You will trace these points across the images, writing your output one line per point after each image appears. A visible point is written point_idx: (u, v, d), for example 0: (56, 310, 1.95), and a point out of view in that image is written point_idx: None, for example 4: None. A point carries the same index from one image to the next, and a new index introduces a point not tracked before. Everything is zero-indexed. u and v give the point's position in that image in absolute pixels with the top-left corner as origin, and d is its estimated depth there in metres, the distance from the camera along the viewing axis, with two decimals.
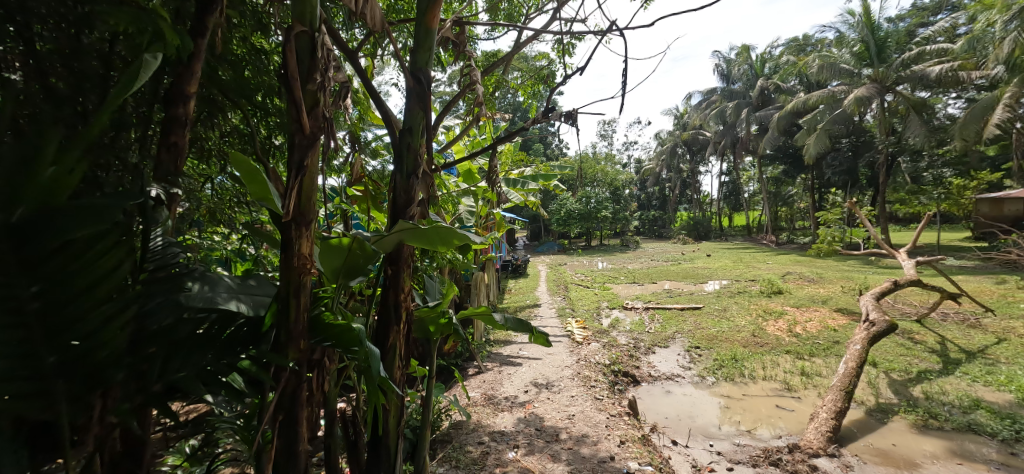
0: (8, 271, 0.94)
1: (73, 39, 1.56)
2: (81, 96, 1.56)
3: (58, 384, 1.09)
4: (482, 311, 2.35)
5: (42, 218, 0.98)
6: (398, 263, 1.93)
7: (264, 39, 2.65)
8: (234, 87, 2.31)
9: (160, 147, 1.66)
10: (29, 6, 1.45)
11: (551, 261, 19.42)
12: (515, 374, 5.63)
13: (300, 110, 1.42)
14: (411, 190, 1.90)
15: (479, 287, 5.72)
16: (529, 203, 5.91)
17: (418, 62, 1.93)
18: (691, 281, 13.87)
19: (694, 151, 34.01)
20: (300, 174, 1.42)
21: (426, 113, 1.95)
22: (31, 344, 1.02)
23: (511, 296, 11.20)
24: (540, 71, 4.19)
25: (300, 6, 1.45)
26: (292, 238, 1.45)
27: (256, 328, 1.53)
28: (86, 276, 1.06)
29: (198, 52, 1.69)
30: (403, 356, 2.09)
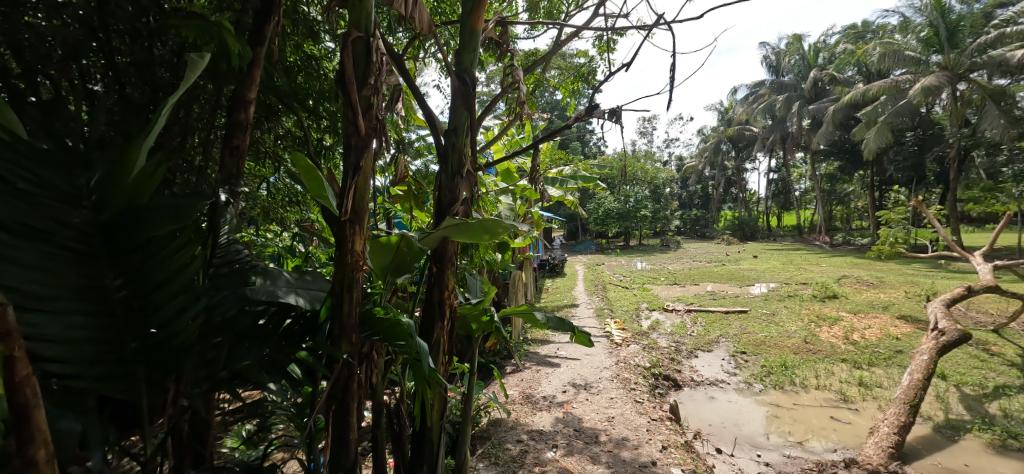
0: (99, 263, 1.09)
1: (146, 52, 1.72)
2: (153, 104, 1.74)
3: (139, 368, 1.20)
4: (524, 309, 2.36)
5: (128, 218, 1.10)
6: (443, 261, 1.98)
7: (315, 45, 2.77)
8: (287, 92, 2.43)
9: (224, 150, 1.76)
10: (109, 24, 1.62)
11: (589, 261, 19.19)
12: (553, 373, 5.61)
13: (356, 112, 1.48)
14: (455, 189, 1.95)
15: (517, 286, 5.73)
16: (568, 202, 5.86)
17: (463, 62, 1.97)
18: (736, 284, 13.32)
19: (740, 148, 32.59)
20: (356, 173, 1.49)
21: (471, 113, 1.98)
22: (116, 330, 1.15)
23: (549, 295, 11.16)
24: (580, 68, 4.14)
25: (357, 11, 1.50)
26: (347, 235, 1.51)
27: (313, 319, 1.62)
28: (162, 270, 1.18)
29: (258, 60, 1.77)
30: (447, 352, 2.14)
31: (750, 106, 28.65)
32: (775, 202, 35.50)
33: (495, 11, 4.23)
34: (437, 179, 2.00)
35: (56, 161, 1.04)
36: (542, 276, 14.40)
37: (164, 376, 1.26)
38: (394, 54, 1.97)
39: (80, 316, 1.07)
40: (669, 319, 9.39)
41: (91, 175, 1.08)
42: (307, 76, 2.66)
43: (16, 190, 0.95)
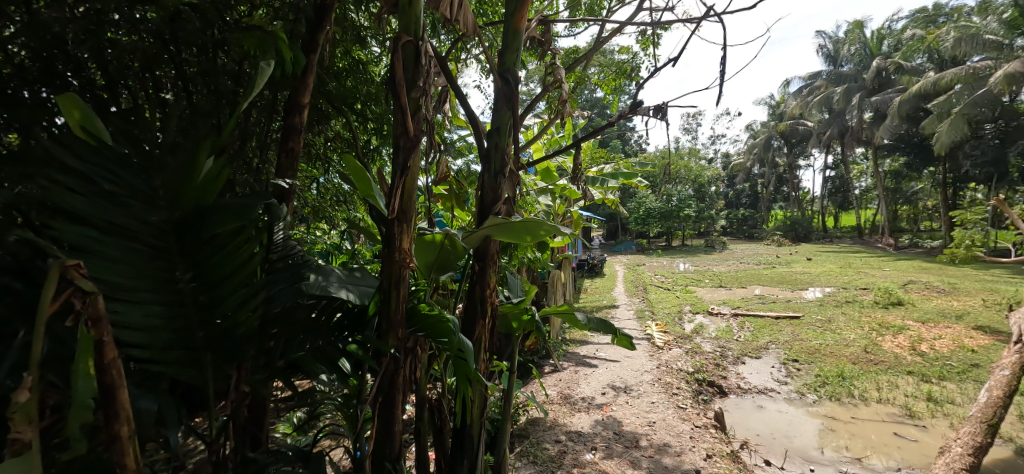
0: (172, 258, 1.19)
1: (210, 62, 1.89)
2: (217, 111, 1.91)
3: (206, 355, 1.30)
4: (564, 309, 2.34)
5: (197, 216, 1.19)
6: (485, 259, 2.00)
7: (363, 50, 2.87)
8: (337, 97, 2.54)
9: (281, 152, 1.86)
10: (180, 38, 1.79)
11: (629, 261, 18.82)
12: (592, 375, 5.54)
13: (405, 114, 1.52)
14: (498, 189, 1.97)
15: (556, 285, 5.71)
16: (609, 201, 5.77)
17: (506, 62, 1.98)
18: (788, 288, 12.64)
19: (794, 144, 30.86)
20: (404, 173, 1.53)
21: (514, 113, 1.99)
22: (187, 319, 1.25)
23: (588, 295, 11.03)
24: (623, 65, 4.06)
25: (406, 15, 1.54)
26: (394, 233, 1.56)
27: (362, 312, 1.68)
28: (227, 265, 1.27)
29: (311, 66, 1.86)
30: (488, 350, 2.16)
31: (804, 100, 27.07)
32: (832, 202, 33.38)
33: (536, 10, 4.23)
34: (480, 179, 2.03)
35: (137, 162, 1.14)
36: (581, 276, 14.26)
37: (228, 363, 1.36)
38: (441, 56, 2.01)
39: (156, 305, 1.18)
40: (714, 323, 9.05)
41: (162, 177, 1.16)
42: (355, 80, 2.77)
43: (99, 191, 1.07)
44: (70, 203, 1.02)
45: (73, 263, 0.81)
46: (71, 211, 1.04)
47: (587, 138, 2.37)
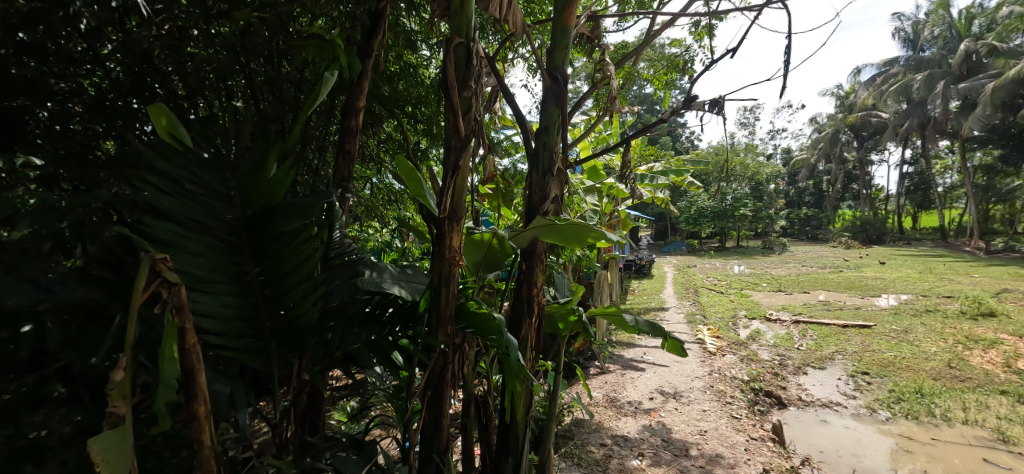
0: (244, 252, 1.31)
1: (275, 71, 2.04)
2: (280, 116, 2.05)
3: (272, 343, 1.39)
4: (612, 310, 2.30)
5: (265, 214, 1.30)
6: (532, 259, 2.00)
7: (414, 54, 2.96)
8: (390, 99, 2.63)
9: (338, 154, 1.96)
10: (250, 48, 1.92)
11: (679, 262, 18.17)
12: (640, 378, 5.41)
13: (457, 115, 1.56)
14: (546, 188, 1.97)
15: (602, 286, 5.62)
16: (659, 200, 5.59)
17: (555, 61, 1.97)
18: (857, 294, 11.71)
19: (865, 138, 28.50)
20: (455, 174, 1.57)
21: (562, 111, 1.98)
22: (256, 309, 1.35)
23: (635, 297, 10.76)
24: (675, 59, 3.92)
25: (458, 18, 1.56)
26: (445, 231, 1.59)
27: (413, 308, 1.74)
28: (290, 260, 1.37)
29: (366, 71, 1.94)
30: (534, 349, 2.16)
31: (878, 90, 24.91)
32: (910, 201, 30.53)
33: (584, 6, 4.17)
34: (528, 178, 2.03)
35: (213, 164, 1.28)
36: (628, 277, 13.94)
37: (291, 352, 1.45)
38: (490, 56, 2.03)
39: (230, 296, 1.30)
40: (772, 329, 8.55)
41: (239, 177, 1.30)
42: (406, 83, 2.87)
43: (184, 191, 1.20)
44: (161, 202, 1.15)
45: (160, 256, 0.88)
46: (159, 209, 1.15)
47: (638, 135, 2.30)
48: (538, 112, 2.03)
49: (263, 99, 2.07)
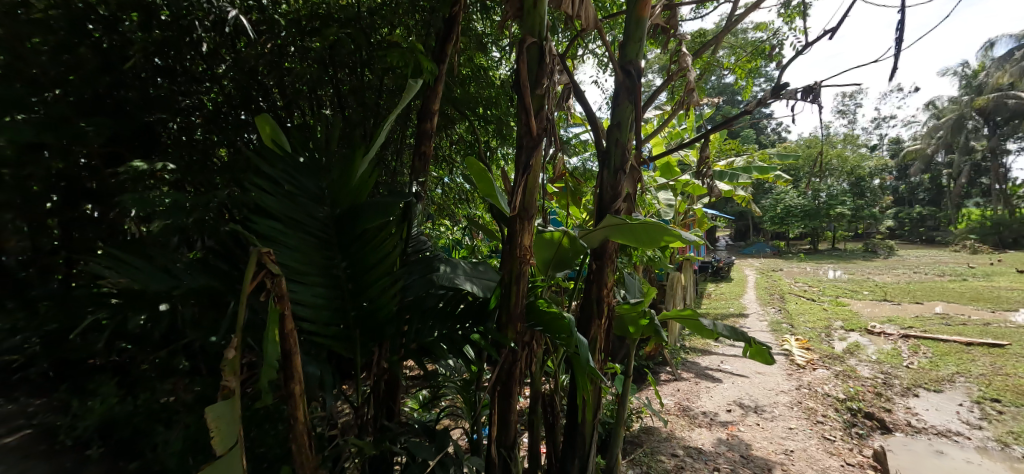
0: (333, 247, 1.44)
1: (360, 80, 2.45)
2: (361, 120, 2.43)
3: (355, 332, 1.50)
4: (688, 315, 2.19)
5: (352, 213, 1.42)
6: (603, 258, 1.97)
7: (484, 56, 3.04)
8: (461, 102, 2.73)
9: (414, 155, 2.06)
10: (340, 61, 2.33)
11: (763, 265, 16.83)
12: (715, 388, 5.09)
13: (529, 114, 1.57)
14: (617, 185, 1.92)
15: (676, 288, 5.37)
16: (740, 197, 5.22)
17: (628, 54, 1.91)
18: (986, 306, 10.06)
19: (999, 124, 24.39)
20: (526, 172, 1.58)
21: (636, 106, 1.92)
22: (342, 300, 1.47)
23: (712, 301, 10.14)
24: (761, 45, 3.62)
25: (531, 18, 1.58)
26: (516, 229, 1.62)
27: (483, 305, 1.77)
28: (372, 255, 1.47)
29: (441, 75, 2.02)
30: (602, 350, 2.12)
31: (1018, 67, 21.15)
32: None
33: None
34: (599, 176, 2.00)
35: (307, 168, 1.45)
36: (704, 280, 13.17)
37: (372, 341, 1.56)
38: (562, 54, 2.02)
39: (321, 287, 1.42)
40: (875, 343, 7.61)
41: (329, 179, 1.47)
42: (477, 86, 2.95)
43: (284, 191, 1.36)
44: (266, 202, 1.31)
45: (265, 250, 0.99)
46: (264, 207, 1.31)
47: (717, 129, 2.17)
48: (610, 109, 1.98)
49: (348, 106, 2.45)
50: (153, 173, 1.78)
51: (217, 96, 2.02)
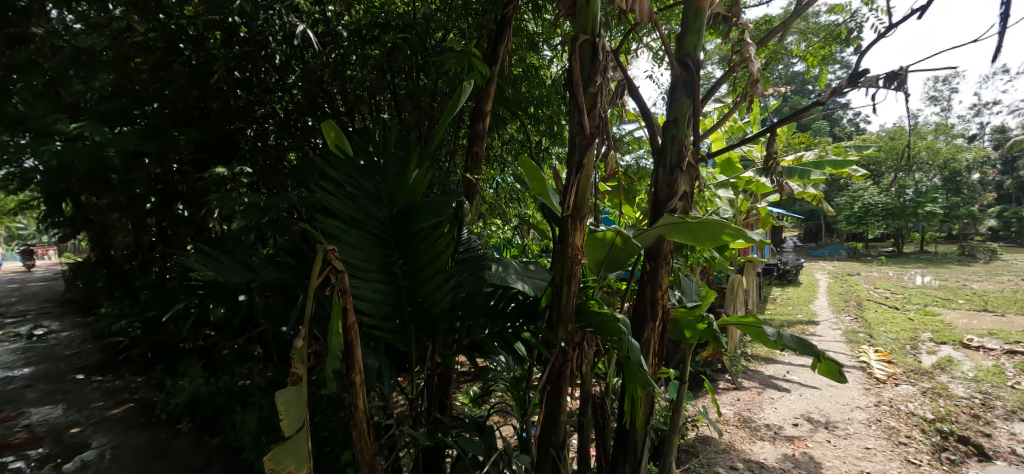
0: (389, 246, 1.51)
1: (415, 84, 2.66)
2: (419, 123, 2.65)
3: (410, 327, 1.57)
4: (749, 321, 2.08)
5: (408, 213, 1.49)
6: (657, 259, 1.92)
7: (536, 56, 3.05)
8: (513, 101, 2.75)
9: (468, 156, 2.11)
10: (397, 65, 2.59)
11: (836, 268, 15.55)
12: (781, 400, 4.45)
13: (582, 113, 1.57)
14: (674, 184, 1.88)
15: (736, 291, 5.11)
16: (809, 195, 4.86)
17: (686, 46, 1.85)
18: None
19: None
20: (579, 171, 1.59)
21: (694, 101, 1.86)
22: (399, 296, 1.54)
23: (777, 306, 9.53)
24: (835, 29, 3.32)
25: (583, 15, 1.57)
26: (568, 229, 1.62)
27: (534, 304, 1.78)
28: (426, 253, 1.52)
29: (493, 77, 2.05)
30: (656, 354, 2.06)
31: None
32: None
33: None
34: (654, 173, 1.95)
35: (367, 170, 1.53)
36: (769, 284, 12.39)
37: (426, 336, 1.61)
38: (616, 50, 1.99)
39: (378, 284, 1.50)
40: (973, 359, 6.16)
41: (386, 180, 1.53)
42: (528, 86, 2.97)
43: (345, 192, 1.46)
44: (329, 202, 1.42)
45: (330, 248, 1.06)
46: (327, 207, 1.42)
47: (784, 122, 2.04)
48: (666, 105, 1.93)
49: (405, 111, 2.65)
50: (234, 176, 2.62)
51: (287, 103, 2.98)
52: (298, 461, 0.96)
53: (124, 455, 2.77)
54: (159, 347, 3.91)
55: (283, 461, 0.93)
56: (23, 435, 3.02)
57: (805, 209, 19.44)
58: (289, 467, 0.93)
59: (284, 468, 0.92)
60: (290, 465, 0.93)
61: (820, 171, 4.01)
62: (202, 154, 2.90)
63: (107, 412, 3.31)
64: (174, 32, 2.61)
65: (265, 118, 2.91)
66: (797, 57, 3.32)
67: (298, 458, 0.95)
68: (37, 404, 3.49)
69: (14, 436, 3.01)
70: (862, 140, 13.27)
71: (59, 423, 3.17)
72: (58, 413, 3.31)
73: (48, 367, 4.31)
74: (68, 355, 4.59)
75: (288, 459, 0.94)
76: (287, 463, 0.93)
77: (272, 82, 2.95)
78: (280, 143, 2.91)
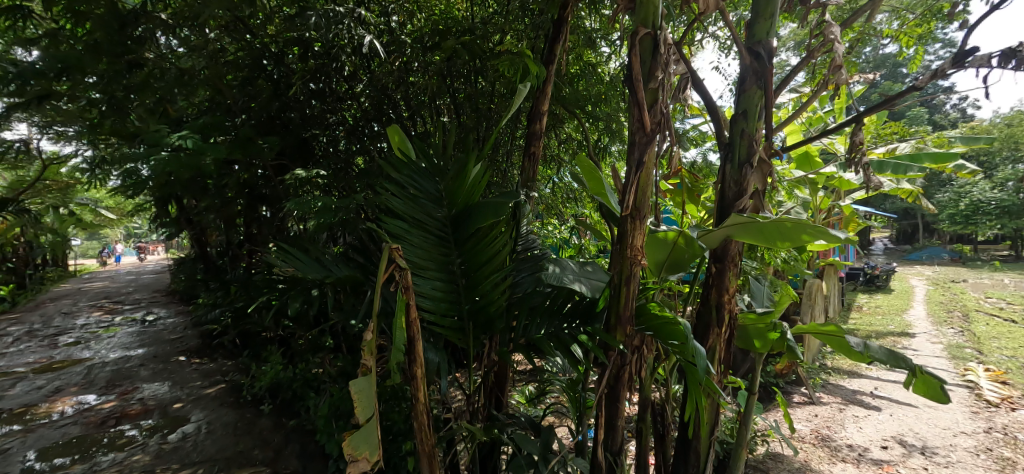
0: (449, 246, 1.56)
1: (474, 86, 2.71)
2: (477, 126, 2.71)
3: (468, 324, 1.60)
4: (830, 330, 1.91)
5: (467, 213, 1.54)
6: (724, 262, 1.80)
7: (594, 53, 3.01)
8: (570, 100, 2.74)
9: (525, 157, 2.13)
10: (456, 70, 2.64)
11: (938, 273, 13.84)
12: (867, 419, 3.95)
13: (642, 109, 1.53)
14: (743, 181, 1.76)
15: (814, 297, 4.72)
16: (905, 191, 4.35)
17: (757, 34, 1.73)
18: None
19: None
20: (640, 169, 1.54)
21: (766, 92, 1.73)
22: (457, 295, 1.58)
23: (865, 314, 8.63)
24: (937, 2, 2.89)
25: (643, 8, 1.52)
26: (627, 229, 1.58)
27: (591, 306, 1.75)
28: (484, 253, 1.55)
29: (549, 77, 2.05)
30: (722, 362, 1.95)
31: None
32: None
33: None
34: (721, 170, 1.85)
35: (428, 172, 1.60)
36: (855, 289, 11.28)
37: (483, 334, 1.64)
38: (679, 42, 1.90)
39: (438, 281, 1.55)
40: None
41: (447, 181, 1.59)
42: (586, 83, 2.93)
43: (408, 194, 1.55)
44: (393, 203, 1.51)
45: (395, 246, 1.10)
46: (392, 208, 1.53)
47: (873, 110, 1.84)
48: (735, 97, 1.82)
49: (464, 114, 2.73)
50: (310, 179, 2.84)
51: (355, 111, 3.10)
52: (370, 447, 0.99)
53: (217, 429, 3.10)
54: (246, 335, 4.32)
55: (359, 447, 0.97)
56: (139, 406, 3.47)
57: (899, 207, 17.47)
58: (364, 452, 0.97)
59: (360, 454, 0.96)
60: (365, 451, 0.98)
61: (918, 165, 3.58)
62: (283, 160, 3.17)
63: (204, 391, 3.72)
64: (257, 51, 3.09)
65: (337, 125, 3.12)
66: (888, 38, 2.98)
67: (370, 444, 0.99)
68: (149, 380, 4.00)
69: (132, 406, 3.47)
70: (973, 127, 11.65)
71: (166, 398, 3.61)
72: (165, 389, 3.78)
73: (158, 348, 4.92)
74: (174, 339, 5.21)
75: (363, 445, 0.98)
76: (362, 449, 0.97)
77: (342, 92, 3.11)
78: (349, 148, 3.07)
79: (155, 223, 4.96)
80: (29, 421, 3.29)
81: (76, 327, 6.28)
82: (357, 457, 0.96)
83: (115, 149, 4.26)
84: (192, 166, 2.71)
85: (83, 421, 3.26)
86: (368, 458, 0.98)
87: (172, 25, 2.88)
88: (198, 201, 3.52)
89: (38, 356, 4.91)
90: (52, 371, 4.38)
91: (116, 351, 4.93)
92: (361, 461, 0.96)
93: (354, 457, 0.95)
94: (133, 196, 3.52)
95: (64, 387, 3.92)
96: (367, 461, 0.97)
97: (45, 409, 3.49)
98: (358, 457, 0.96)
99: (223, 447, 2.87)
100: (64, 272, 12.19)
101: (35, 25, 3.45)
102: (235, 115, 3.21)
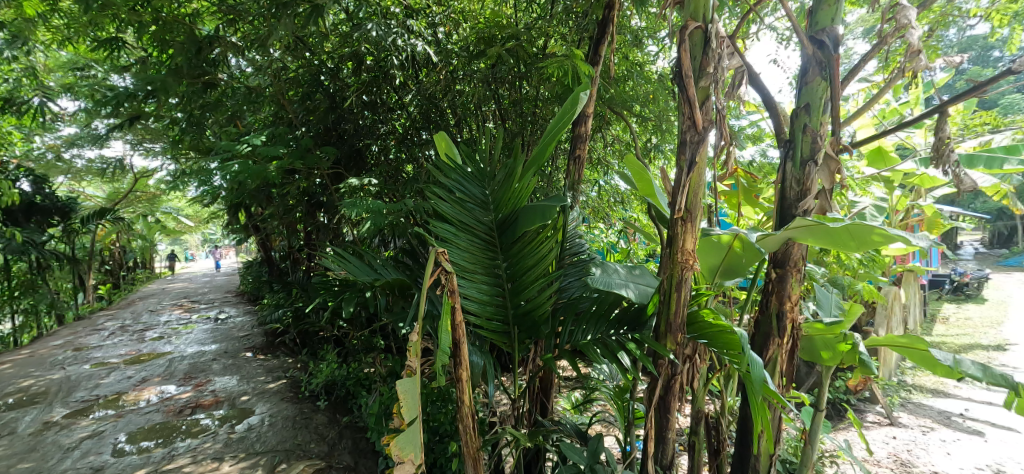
0: (496, 252, 1.59)
1: (518, 91, 2.79)
2: (523, 132, 2.83)
3: (513, 329, 1.63)
4: (912, 341, 1.73)
5: (513, 217, 1.57)
6: (785, 267, 1.69)
7: (640, 52, 2.96)
8: (616, 101, 2.74)
9: (571, 159, 2.10)
10: (500, 76, 2.71)
11: None
12: (958, 445, 3.52)
13: (692, 107, 1.46)
14: (806, 181, 1.64)
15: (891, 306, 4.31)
16: (1000, 190, 3.86)
17: (820, 21, 1.60)
18: None
19: None
20: (691, 169, 1.48)
21: (831, 83, 1.61)
22: (503, 298, 1.60)
23: (954, 325, 7.73)
24: None
25: (693, 2, 1.47)
26: (677, 232, 1.51)
27: (639, 312, 1.68)
28: (529, 256, 1.56)
29: (596, 76, 2.02)
30: (784, 374, 1.82)
31: None
32: None
33: None
34: (781, 169, 1.73)
35: (475, 177, 1.64)
36: (939, 297, 10.17)
37: (529, 338, 1.66)
38: (732, 35, 1.79)
39: (485, 285, 1.58)
40: None
41: (493, 185, 1.62)
42: (634, 84, 2.88)
43: (455, 198, 1.59)
44: (442, 208, 1.56)
45: (441, 250, 1.10)
46: (440, 212, 1.57)
47: (959, 100, 1.63)
48: (796, 91, 1.71)
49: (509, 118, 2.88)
50: (362, 187, 2.97)
51: (405, 121, 3.18)
52: (414, 449, 1.00)
53: (278, 422, 3.29)
54: (305, 334, 4.58)
55: (405, 448, 0.98)
56: (211, 397, 3.76)
57: (993, 206, 15.63)
58: (410, 454, 0.99)
59: (406, 455, 0.98)
60: (410, 453, 0.99)
61: (1016, 158, 3.16)
62: (339, 168, 3.38)
63: (267, 385, 3.97)
64: (315, 66, 3.27)
65: (387, 135, 3.23)
66: (976, 18, 2.67)
67: (415, 445, 1.00)
68: (221, 374, 4.33)
69: (205, 397, 3.77)
70: None
71: (235, 391, 3.89)
72: (234, 383, 4.07)
73: (229, 345, 5.32)
74: (241, 337, 5.61)
75: (408, 447, 0.99)
76: (407, 450, 0.99)
77: (393, 102, 3.23)
78: (399, 156, 3.18)
79: (226, 229, 5.38)
80: (120, 407, 3.66)
81: (159, 323, 6.93)
82: (404, 459, 0.98)
83: (193, 161, 4.68)
84: (259, 176, 2.95)
85: (163, 409, 3.57)
86: (413, 460, 0.99)
87: (241, 47, 3.17)
88: (267, 209, 3.80)
89: (129, 349, 5.46)
90: (140, 362, 4.85)
91: (192, 346, 5.38)
92: (406, 463, 0.98)
93: (401, 458, 0.97)
94: (208, 205, 3.83)
95: (149, 377, 4.32)
96: (412, 463, 0.99)
97: (134, 397, 3.86)
98: (404, 459, 0.98)
99: (283, 439, 3.04)
100: (152, 274, 13.50)
101: (128, 53, 3.88)
102: (296, 128, 3.45)
